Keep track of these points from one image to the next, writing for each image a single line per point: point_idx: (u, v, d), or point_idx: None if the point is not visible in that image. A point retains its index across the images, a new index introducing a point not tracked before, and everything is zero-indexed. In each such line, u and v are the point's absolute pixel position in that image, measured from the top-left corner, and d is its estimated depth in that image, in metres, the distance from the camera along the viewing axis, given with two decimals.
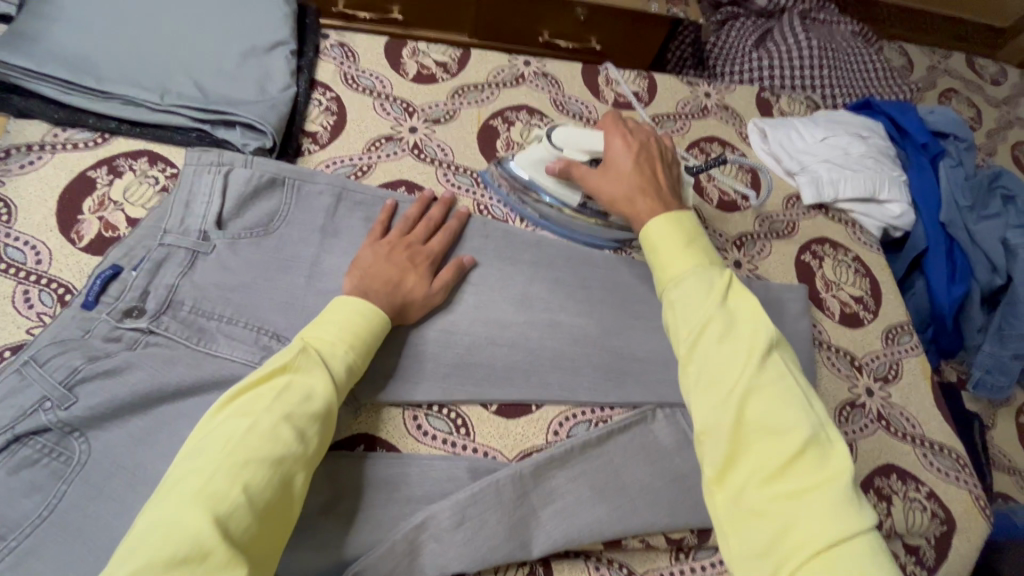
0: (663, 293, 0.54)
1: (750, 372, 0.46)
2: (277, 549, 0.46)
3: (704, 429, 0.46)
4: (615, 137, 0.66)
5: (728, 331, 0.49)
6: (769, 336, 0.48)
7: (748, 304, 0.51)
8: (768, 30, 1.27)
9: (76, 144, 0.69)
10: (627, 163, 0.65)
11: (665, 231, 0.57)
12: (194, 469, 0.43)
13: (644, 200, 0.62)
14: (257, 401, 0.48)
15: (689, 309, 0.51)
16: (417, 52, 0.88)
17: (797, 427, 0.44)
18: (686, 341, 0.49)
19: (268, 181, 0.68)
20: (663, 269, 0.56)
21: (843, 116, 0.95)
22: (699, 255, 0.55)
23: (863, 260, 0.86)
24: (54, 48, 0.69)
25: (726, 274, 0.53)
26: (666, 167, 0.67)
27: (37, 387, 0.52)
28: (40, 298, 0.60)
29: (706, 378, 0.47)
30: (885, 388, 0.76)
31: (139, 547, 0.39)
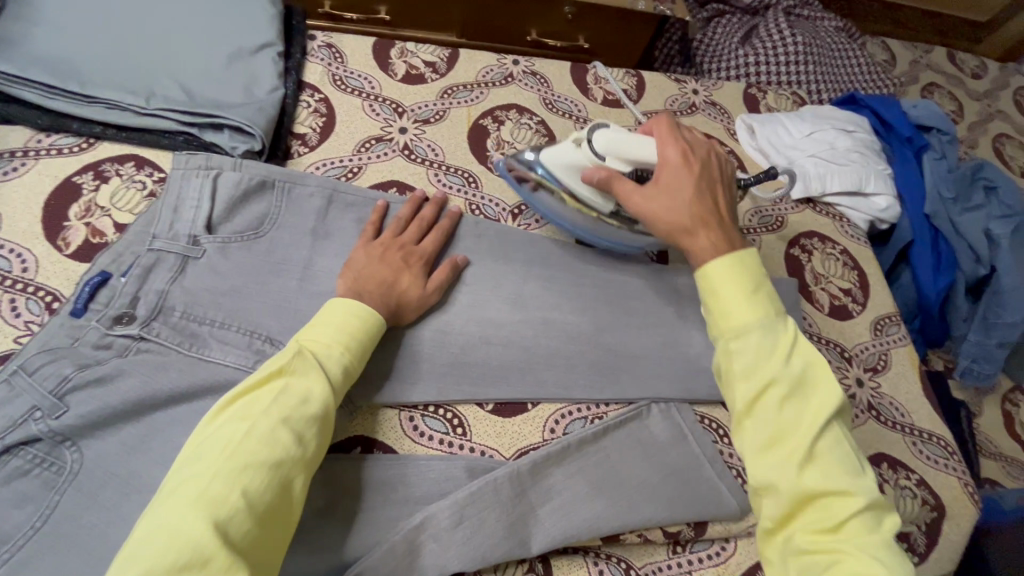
0: (722, 340, 0.52)
1: (811, 436, 0.48)
2: (279, 552, 0.45)
3: (763, 486, 0.48)
4: (670, 152, 0.60)
5: (792, 393, 0.49)
6: (831, 398, 0.49)
7: (811, 363, 0.50)
8: (753, 26, 1.28)
9: (61, 150, 0.68)
10: (684, 186, 0.58)
11: (728, 275, 0.53)
12: (193, 475, 0.43)
13: (706, 232, 0.56)
14: (254, 405, 0.48)
15: (753, 365, 0.50)
16: (405, 52, 0.88)
17: (853, 485, 0.47)
18: (747, 397, 0.49)
19: (258, 184, 0.68)
20: (724, 317, 0.52)
21: (830, 111, 0.96)
22: (765, 303, 0.52)
23: (851, 252, 0.87)
24: (35, 52, 0.68)
25: (791, 328, 0.52)
26: (724, 192, 0.61)
27: (26, 397, 0.51)
28: (27, 307, 0.59)
29: (767, 437, 0.48)
30: (875, 378, 0.77)
31: (140, 555, 0.38)
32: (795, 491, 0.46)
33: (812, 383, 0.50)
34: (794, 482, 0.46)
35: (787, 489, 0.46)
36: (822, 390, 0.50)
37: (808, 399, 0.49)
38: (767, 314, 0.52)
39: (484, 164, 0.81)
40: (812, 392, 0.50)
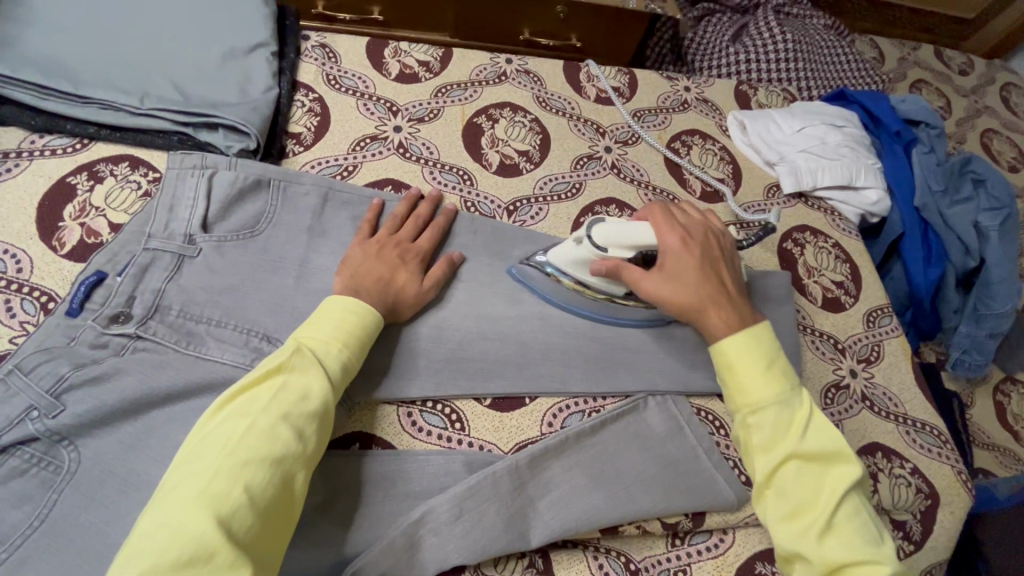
0: (739, 415, 0.55)
1: (831, 506, 0.50)
2: (281, 548, 0.45)
3: (791, 558, 0.50)
4: (669, 238, 0.62)
5: (810, 465, 0.52)
6: (848, 470, 0.51)
7: (828, 437, 0.53)
8: (743, 25, 1.29)
9: (54, 150, 0.68)
10: (691, 270, 0.61)
11: (743, 351, 0.56)
12: (194, 472, 0.43)
13: (718, 312, 0.59)
14: (254, 402, 0.48)
15: (771, 440, 0.53)
16: (399, 52, 0.88)
17: (877, 551, 0.48)
18: (766, 470, 0.52)
19: (253, 183, 0.68)
20: (741, 392, 0.55)
21: (820, 107, 0.97)
22: (781, 378, 0.55)
23: (842, 246, 0.88)
24: (27, 53, 0.68)
25: (806, 401, 0.54)
26: (727, 267, 0.64)
27: (22, 397, 0.51)
28: (22, 307, 0.59)
29: (789, 508, 0.51)
30: (868, 369, 0.78)
31: (142, 552, 0.38)
32: (821, 561, 0.48)
33: (831, 455, 0.52)
34: (819, 552, 0.48)
35: (813, 560, 0.48)
36: (839, 462, 0.52)
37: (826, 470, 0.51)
38: (783, 387, 0.54)
39: (479, 162, 0.81)
40: (830, 464, 0.52)
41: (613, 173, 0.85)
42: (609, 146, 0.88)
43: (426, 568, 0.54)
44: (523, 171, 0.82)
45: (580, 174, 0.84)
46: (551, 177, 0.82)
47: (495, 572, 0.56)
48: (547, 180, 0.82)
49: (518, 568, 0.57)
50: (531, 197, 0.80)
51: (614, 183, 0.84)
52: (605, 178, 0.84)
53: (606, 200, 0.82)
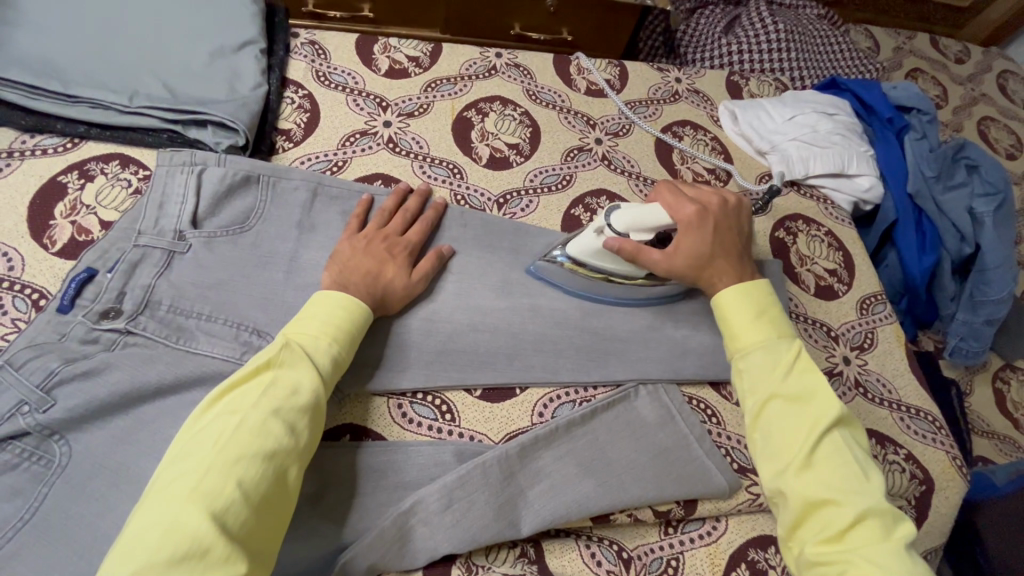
0: (732, 360, 0.58)
1: (810, 443, 0.51)
2: (277, 539, 0.46)
3: (774, 496, 0.51)
4: (684, 207, 0.65)
5: (792, 405, 0.53)
6: (831, 410, 0.52)
7: (813, 378, 0.54)
8: (736, 16, 1.29)
9: (45, 150, 0.69)
10: (704, 239, 0.64)
11: (735, 302, 0.60)
12: (185, 469, 0.43)
13: (722, 275, 0.63)
14: (245, 398, 0.48)
15: (756, 381, 0.55)
16: (388, 47, 0.89)
17: (859, 491, 0.48)
18: (753, 409, 0.54)
19: (243, 179, 0.68)
20: (733, 338, 0.59)
21: (810, 95, 0.97)
22: (766, 327, 0.58)
23: (835, 234, 0.87)
24: (17, 54, 0.68)
25: (793, 347, 0.57)
26: (740, 236, 0.67)
27: (13, 392, 0.51)
28: (14, 304, 0.59)
29: (771, 447, 0.52)
30: (862, 356, 0.78)
31: (136, 549, 0.38)
32: (798, 496, 0.49)
33: (815, 396, 0.53)
34: (795, 487, 0.50)
35: (790, 494, 0.50)
36: (822, 402, 0.53)
37: (809, 408, 0.53)
38: (770, 335, 0.57)
39: (469, 155, 0.81)
40: (814, 404, 0.53)
41: (604, 165, 0.85)
42: (599, 138, 0.88)
43: (416, 557, 0.54)
44: (513, 163, 0.82)
45: (571, 166, 0.84)
46: (541, 170, 0.82)
47: (486, 561, 0.56)
48: (538, 172, 0.82)
49: (510, 557, 0.57)
50: (521, 189, 0.80)
51: (604, 175, 0.84)
52: (595, 169, 0.84)
53: (596, 191, 0.82)
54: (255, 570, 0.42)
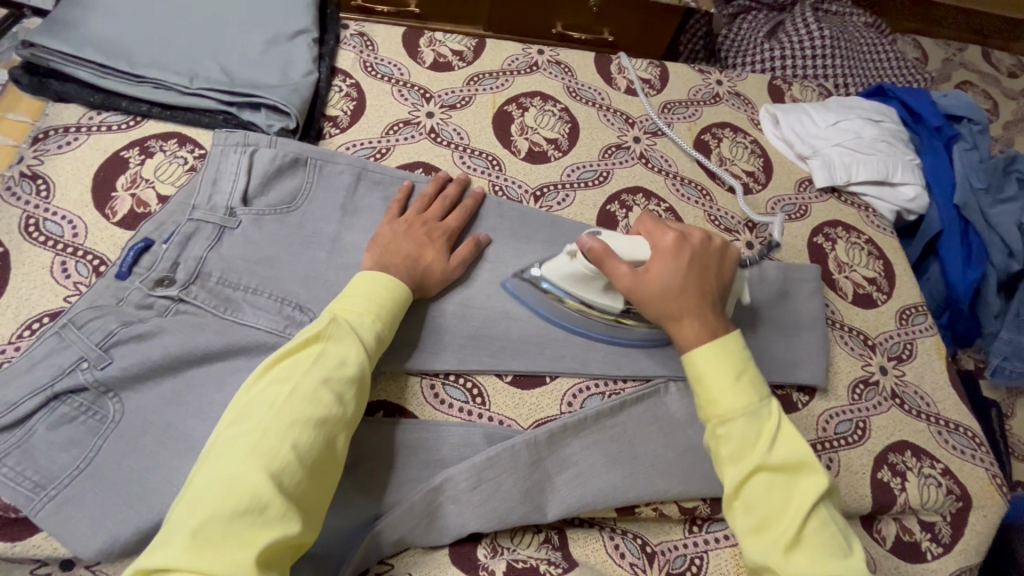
0: (708, 425, 0.54)
1: (799, 518, 0.49)
2: (328, 502, 0.47)
3: (759, 570, 0.49)
4: (664, 238, 0.61)
5: (776, 477, 0.51)
6: (817, 481, 0.51)
7: (798, 448, 0.52)
8: (779, 22, 1.28)
9: (110, 126, 0.72)
10: (678, 272, 0.60)
11: (712, 361, 0.55)
12: (244, 430, 0.45)
13: (692, 322, 0.58)
14: (296, 368, 0.49)
15: (738, 451, 0.52)
16: (433, 41, 0.91)
17: (845, 565, 0.48)
18: (736, 481, 0.51)
19: (292, 161, 0.71)
20: (711, 402, 0.54)
21: (857, 102, 0.95)
22: (749, 391, 0.54)
23: (876, 242, 0.86)
24: (90, 35, 0.72)
25: (774, 412, 0.54)
26: (720, 280, 0.62)
27: (75, 348, 0.54)
28: (76, 269, 0.63)
29: (757, 520, 0.50)
30: (899, 367, 0.76)
31: (199, 502, 0.41)
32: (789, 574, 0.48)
33: (799, 468, 0.52)
34: (786, 564, 0.48)
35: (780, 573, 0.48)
36: (808, 474, 0.51)
37: (792, 480, 0.51)
38: (752, 398, 0.54)
39: (508, 148, 0.82)
40: (799, 474, 0.52)
41: (641, 163, 0.85)
42: (637, 136, 0.88)
43: (443, 534, 0.55)
44: (551, 157, 0.83)
45: (608, 163, 0.84)
46: (579, 165, 0.83)
47: (511, 543, 0.57)
48: (575, 167, 0.83)
49: (534, 542, 0.58)
50: (558, 183, 0.81)
51: (641, 173, 0.84)
52: (633, 167, 0.84)
53: (633, 188, 0.82)
54: (308, 529, 0.44)
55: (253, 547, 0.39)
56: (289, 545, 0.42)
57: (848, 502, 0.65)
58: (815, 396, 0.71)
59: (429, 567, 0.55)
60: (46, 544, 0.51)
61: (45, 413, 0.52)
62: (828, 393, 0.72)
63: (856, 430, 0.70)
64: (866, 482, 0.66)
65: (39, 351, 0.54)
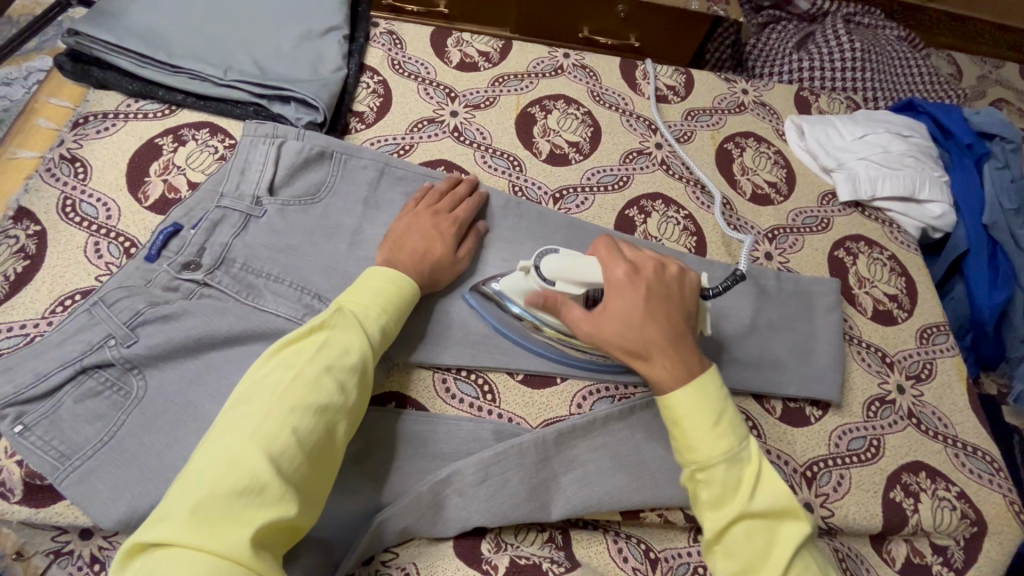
0: (687, 469, 0.52)
1: (781, 565, 0.49)
2: (327, 488, 0.49)
3: None
4: (614, 271, 0.58)
5: (758, 523, 0.50)
6: (801, 527, 0.50)
7: (781, 492, 0.51)
8: (808, 34, 1.27)
9: (146, 114, 0.75)
10: (637, 309, 0.56)
11: (691, 408, 0.52)
12: (248, 412, 0.46)
13: (663, 360, 0.55)
14: (300, 354, 0.50)
15: (719, 498, 0.50)
16: (461, 41, 0.92)
17: None
18: (715, 527, 0.50)
19: (318, 154, 0.72)
20: (690, 449, 0.52)
21: (886, 115, 0.94)
22: (728, 435, 0.52)
23: (899, 259, 0.84)
24: (133, 26, 0.75)
25: (756, 454, 0.52)
26: (684, 307, 0.59)
27: (104, 326, 0.57)
28: (108, 250, 0.65)
29: (740, 566, 0.49)
30: (918, 386, 0.75)
31: (202, 480, 0.42)
32: None
33: (781, 513, 0.50)
34: None
35: None
36: (791, 521, 0.50)
37: (774, 526, 0.50)
38: (733, 442, 0.51)
39: (530, 149, 0.83)
40: (781, 519, 0.50)
41: (662, 170, 0.85)
42: (659, 142, 0.88)
43: (448, 527, 0.56)
44: (572, 161, 0.83)
45: (629, 168, 0.84)
46: (600, 169, 0.83)
47: (515, 540, 0.57)
48: (596, 171, 0.83)
49: (538, 540, 0.58)
50: (578, 186, 0.81)
51: (662, 179, 0.84)
52: (653, 173, 0.84)
53: (652, 195, 0.82)
54: (306, 513, 0.45)
55: (252, 527, 0.40)
56: (286, 527, 0.43)
57: (858, 520, 0.64)
58: (828, 411, 0.70)
59: (432, 559, 0.55)
60: (67, 512, 0.53)
61: (72, 386, 0.54)
62: (842, 408, 0.71)
63: (870, 448, 0.68)
64: (877, 501, 0.65)
65: (71, 327, 0.57)
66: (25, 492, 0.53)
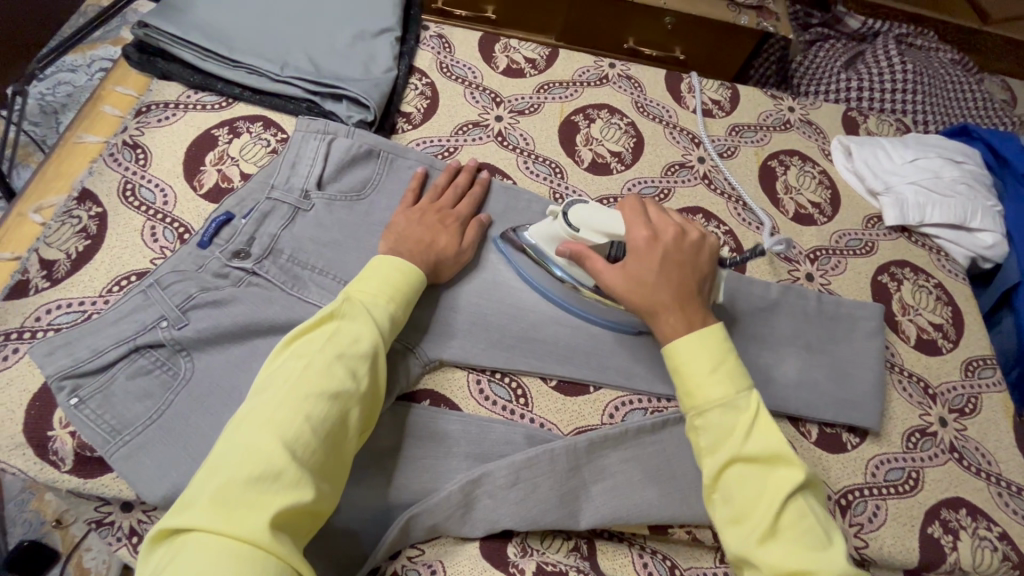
0: (688, 415, 0.53)
1: (773, 509, 0.47)
2: (342, 477, 0.49)
3: (737, 561, 0.48)
4: (637, 229, 0.60)
5: (753, 467, 0.49)
6: (794, 472, 0.49)
7: (774, 439, 0.50)
8: (858, 53, 1.25)
9: (204, 105, 0.78)
10: (651, 267, 0.59)
11: (692, 355, 0.54)
12: (263, 402, 0.47)
13: (669, 315, 0.57)
14: (311, 344, 0.51)
15: (715, 441, 0.51)
16: (509, 48, 0.93)
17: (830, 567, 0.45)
18: (711, 470, 0.50)
19: (366, 152, 0.74)
20: (691, 393, 0.53)
21: (937, 140, 0.91)
22: (726, 381, 0.52)
23: (945, 287, 0.82)
24: (198, 20, 0.78)
25: (754, 404, 0.52)
26: (699, 271, 0.60)
27: (157, 308, 0.59)
28: (164, 234, 0.68)
29: (735, 511, 0.49)
30: (961, 420, 0.72)
31: (221, 468, 0.42)
32: (766, 566, 0.46)
33: (775, 460, 0.49)
34: (762, 556, 0.46)
35: (757, 564, 0.46)
36: (785, 467, 0.49)
37: (769, 472, 0.49)
38: (729, 389, 0.52)
39: (572, 157, 0.84)
40: (774, 466, 0.49)
41: (704, 184, 0.85)
42: (702, 156, 0.87)
43: (476, 527, 0.56)
44: (613, 170, 0.83)
45: (670, 180, 0.84)
46: (640, 180, 0.83)
47: (541, 546, 0.57)
48: (636, 182, 0.83)
49: (564, 548, 0.58)
50: (618, 196, 0.81)
51: (703, 194, 0.83)
52: (695, 187, 0.84)
53: (693, 209, 0.82)
54: (323, 498, 0.45)
55: (267, 511, 0.41)
56: (303, 513, 0.43)
57: (893, 552, 0.62)
58: (866, 439, 0.69)
59: (459, 558, 0.56)
60: (113, 484, 0.55)
61: (125, 363, 0.56)
62: (881, 438, 0.69)
63: (908, 480, 0.67)
64: (914, 536, 0.63)
65: (126, 306, 0.59)
66: (75, 462, 0.55)
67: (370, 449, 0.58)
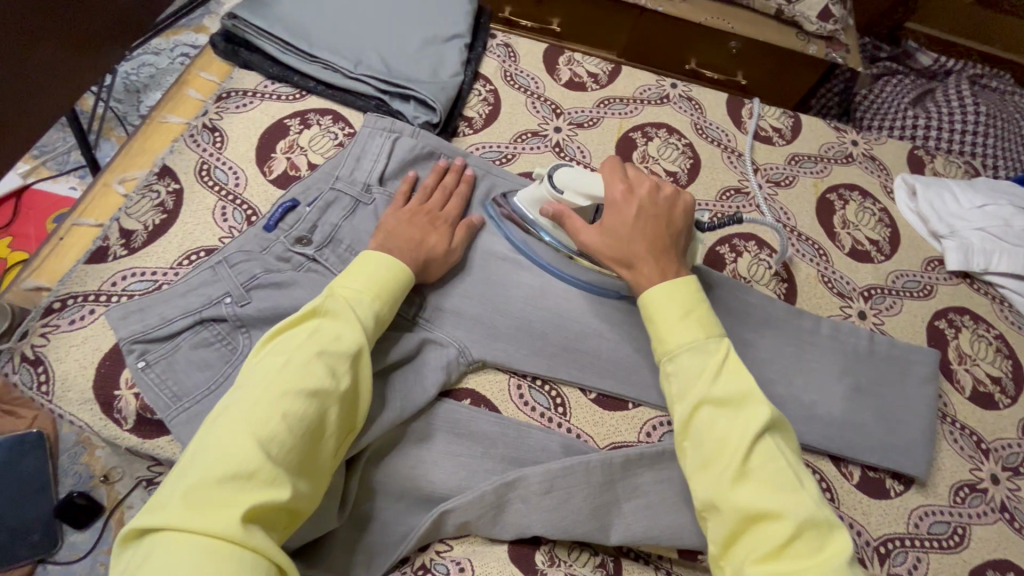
0: (661, 362, 0.55)
1: (740, 451, 0.48)
2: (322, 477, 0.49)
3: (705, 508, 0.48)
4: (613, 184, 0.64)
5: (721, 410, 0.51)
6: (761, 412, 0.50)
7: (744, 383, 0.52)
8: (927, 91, 1.22)
9: (280, 96, 0.81)
10: (626, 220, 0.62)
11: (662, 301, 0.57)
12: (240, 399, 0.47)
13: (643, 264, 0.60)
14: (291, 341, 0.51)
15: (686, 386, 0.52)
16: (573, 61, 0.94)
17: (794, 508, 0.46)
18: (682, 416, 0.52)
19: (428, 153, 0.76)
20: (661, 339, 0.56)
21: (1009, 187, 0.88)
22: (694, 326, 0.55)
23: (1006, 339, 0.79)
24: (282, 15, 0.82)
25: (723, 348, 0.54)
26: (674, 226, 0.64)
27: (224, 284, 0.62)
28: (233, 215, 0.71)
29: (705, 456, 0.50)
30: (1015, 480, 0.69)
31: (197, 466, 0.43)
32: (733, 508, 0.47)
33: (742, 401, 0.51)
34: (731, 498, 0.47)
35: (725, 506, 0.47)
36: (751, 407, 0.50)
37: (736, 412, 0.50)
38: (698, 335, 0.54)
39: None
40: (743, 408, 0.51)
41: (759, 211, 0.84)
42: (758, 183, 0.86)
43: (506, 530, 0.56)
44: None
45: (725, 205, 0.83)
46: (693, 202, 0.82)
47: (568, 558, 0.58)
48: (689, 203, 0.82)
49: (590, 563, 0.58)
50: None
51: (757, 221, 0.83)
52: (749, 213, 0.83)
53: (746, 234, 0.80)
54: (300, 497, 0.46)
55: (240, 506, 0.41)
56: (280, 511, 0.44)
57: None
58: (911, 488, 0.66)
59: (486, 559, 0.56)
60: (168, 447, 0.58)
61: (190, 334, 0.59)
62: (927, 488, 0.67)
63: (953, 535, 0.64)
64: None
65: (194, 280, 0.62)
66: (136, 422, 0.58)
67: (409, 440, 0.60)
